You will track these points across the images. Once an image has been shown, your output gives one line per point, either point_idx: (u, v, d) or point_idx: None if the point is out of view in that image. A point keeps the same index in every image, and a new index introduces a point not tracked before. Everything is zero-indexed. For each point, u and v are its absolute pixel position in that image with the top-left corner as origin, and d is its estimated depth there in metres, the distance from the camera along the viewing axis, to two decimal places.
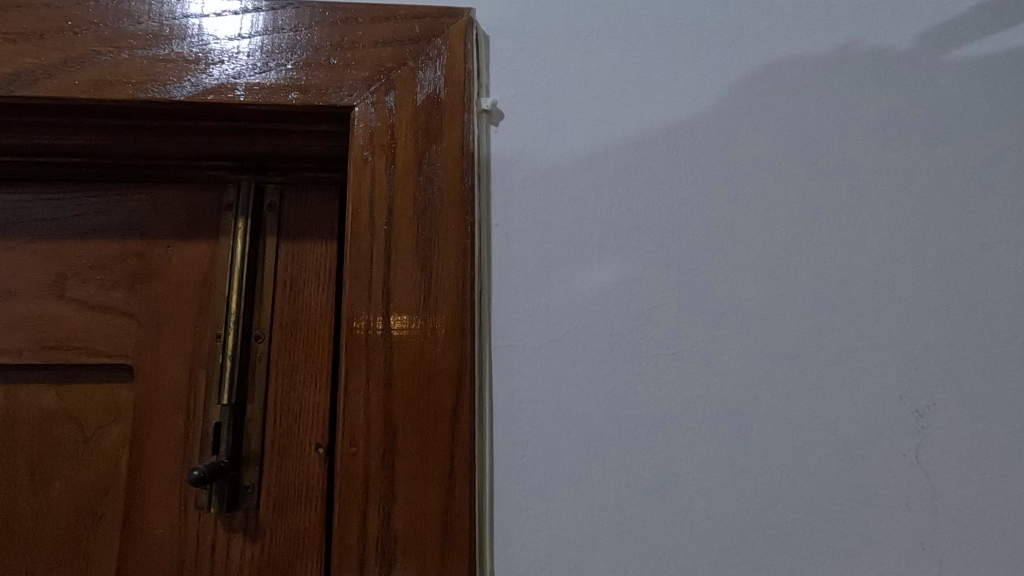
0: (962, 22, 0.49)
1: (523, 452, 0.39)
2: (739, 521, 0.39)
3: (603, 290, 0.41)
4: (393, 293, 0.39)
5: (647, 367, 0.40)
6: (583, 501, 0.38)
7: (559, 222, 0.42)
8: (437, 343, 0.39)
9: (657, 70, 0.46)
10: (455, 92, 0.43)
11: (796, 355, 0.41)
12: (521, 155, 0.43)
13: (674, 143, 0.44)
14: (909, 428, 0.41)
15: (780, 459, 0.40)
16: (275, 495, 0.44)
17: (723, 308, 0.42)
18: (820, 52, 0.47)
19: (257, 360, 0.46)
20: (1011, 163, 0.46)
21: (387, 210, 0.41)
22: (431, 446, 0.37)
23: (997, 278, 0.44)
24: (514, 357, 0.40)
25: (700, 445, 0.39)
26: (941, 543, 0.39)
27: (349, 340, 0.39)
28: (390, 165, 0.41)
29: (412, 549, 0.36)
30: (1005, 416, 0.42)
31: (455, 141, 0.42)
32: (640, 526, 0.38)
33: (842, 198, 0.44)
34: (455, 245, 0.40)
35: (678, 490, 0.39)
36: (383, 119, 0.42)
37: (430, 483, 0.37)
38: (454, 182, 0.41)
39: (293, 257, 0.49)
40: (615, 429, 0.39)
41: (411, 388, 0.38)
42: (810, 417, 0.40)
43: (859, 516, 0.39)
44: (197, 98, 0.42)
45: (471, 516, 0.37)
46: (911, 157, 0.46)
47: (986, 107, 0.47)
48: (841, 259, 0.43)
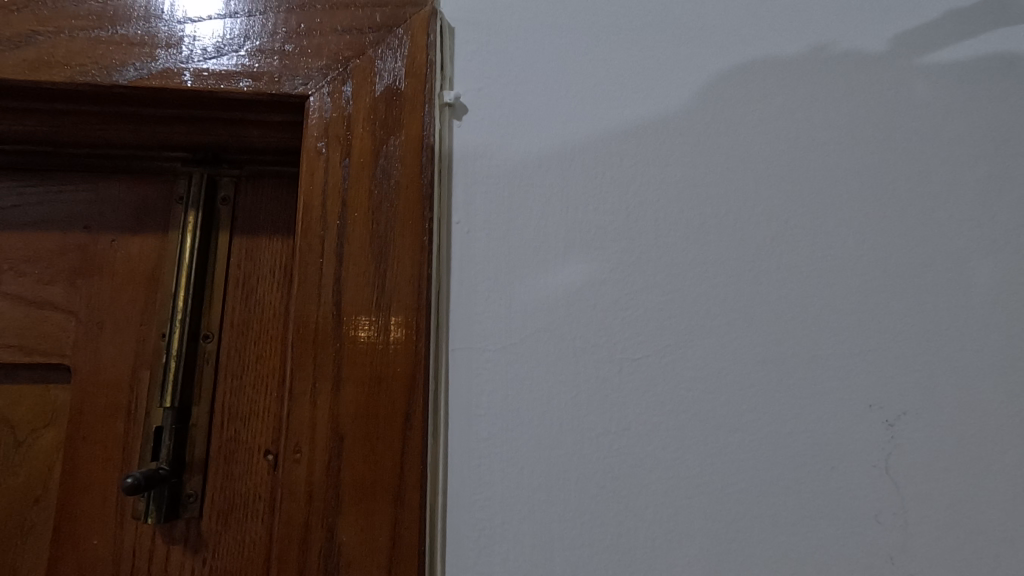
0: (938, 27, 0.48)
1: (480, 461, 0.37)
2: (706, 535, 0.37)
3: (568, 294, 0.40)
4: (344, 293, 0.38)
5: (612, 374, 0.39)
6: (543, 513, 0.37)
7: (523, 222, 0.41)
8: (389, 346, 0.37)
9: (627, 67, 0.44)
10: (416, 83, 0.41)
11: (765, 364, 0.40)
12: (484, 151, 0.42)
13: (643, 143, 0.43)
14: (878, 438, 0.40)
15: (748, 470, 0.39)
16: (222, 501, 0.42)
17: (691, 314, 0.40)
18: (795, 53, 0.46)
19: (205, 361, 0.44)
20: (984, 170, 0.46)
21: (341, 206, 0.39)
22: (380, 454, 0.36)
23: (968, 286, 0.43)
24: (472, 362, 0.38)
25: (666, 457, 0.38)
26: (910, 556, 0.39)
27: (296, 342, 0.37)
28: (345, 158, 0.39)
29: (358, 562, 0.35)
30: (974, 427, 0.41)
31: (415, 134, 0.40)
32: (604, 541, 0.37)
33: (814, 203, 0.43)
34: (412, 243, 0.38)
35: (643, 502, 0.37)
36: (340, 110, 0.40)
37: (378, 493, 0.35)
38: (413, 176, 0.39)
39: (247, 253, 0.47)
40: (577, 438, 0.38)
41: (361, 392, 0.36)
42: (777, 427, 0.39)
43: (827, 530, 0.38)
44: (141, 83, 0.39)
45: (421, 527, 0.36)
46: (885, 162, 0.45)
47: (961, 112, 0.46)
48: (812, 265, 0.42)
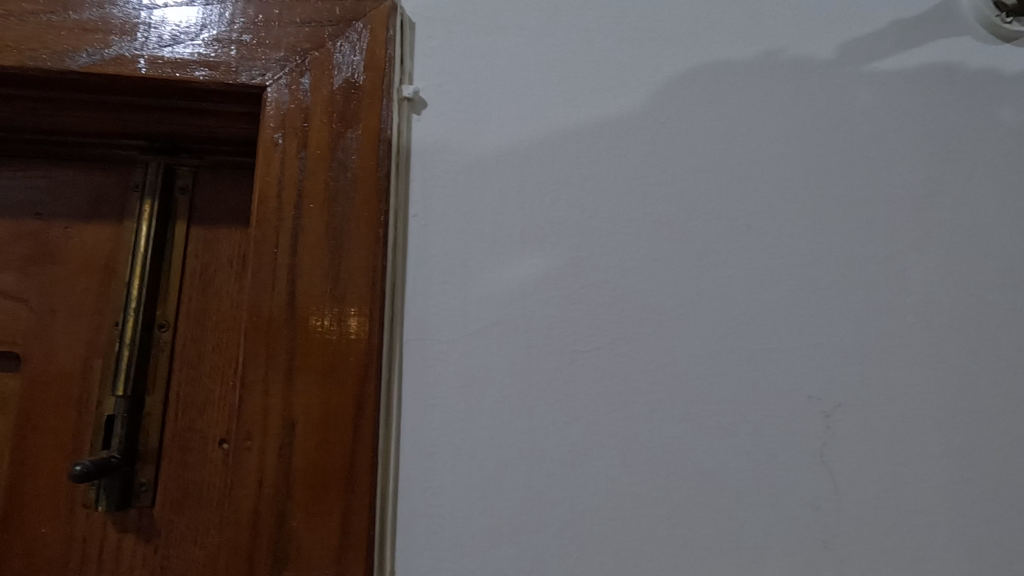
0: (884, 36, 0.50)
1: (432, 450, 0.38)
2: (649, 521, 0.39)
3: (521, 287, 0.41)
4: (299, 283, 0.38)
5: (563, 365, 0.40)
6: (493, 500, 0.38)
7: (479, 216, 0.41)
8: (343, 336, 0.38)
9: (584, 67, 0.45)
10: (374, 77, 0.41)
11: (711, 357, 0.42)
12: (442, 146, 0.42)
13: (599, 141, 0.44)
14: (816, 428, 0.42)
15: (692, 458, 0.40)
16: (176, 490, 0.43)
17: (641, 308, 0.42)
18: (747, 57, 0.48)
19: (161, 350, 0.44)
20: (923, 174, 0.48)
21: (297, 197, 0.39)
22: (332, 442, 0.36)
23: (904, 284, 0.45)
24: (427, 352, 0.39)
25: (613, 446, 0.39)
26: (842, 540, 0.41)
27: (250, 331, 0.37)
28: (301, 150, 0.40)
29: (309, 547, 0.35)
30: (905, 419, 0.43)
31: (372, 127, 0.41)
32: (552, 526, 0.38)
33: (762, 202, 0.45)
34: (367, 235, 0.39)
35: (590, 489, 0.39)
36: (297, 102, 0.40)
37: (329, 479, 0.36)
38: (369, 168, 0.40)
39: (205, 243, 0.47)
40: (527, 427, 0.39)
41: (313, 380, 0.37)
42: (721, 417, 0.41)
43: (764, 515, 0.40)
44: (94, 69, 0.39)
45: (371, 514, 0.36)
46: (830, 164, 0.47)
47: (902, 119, 0.49)
48: (758, 262, 0.44)
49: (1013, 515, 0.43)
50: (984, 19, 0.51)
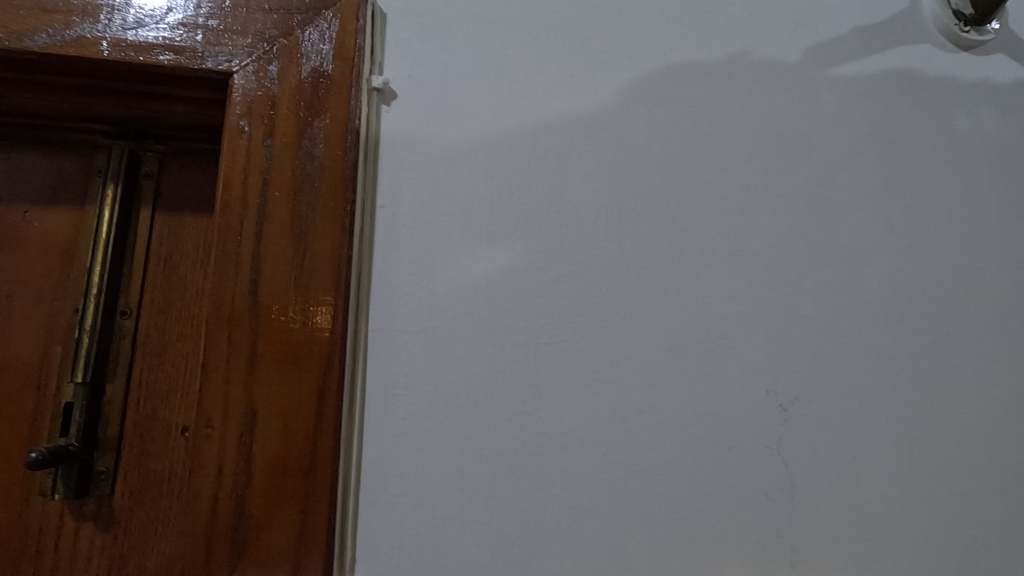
0: (848, 40, 0.51)
1: (395, 439, 0.38)
2: (609, 510, 0.40)
3: (488, 279, 0.41)
4: (262, 272, 0.38)
5: (528, 357, 0.41)
6: (455, 489, 0.38)
7: (447, 208, 0.42)
8: (306, 326, 0.38)
9: (555, 63, 0.46)
10: (343, 67, 0.41)
11: (673, 351, 0.43)
12: (412, 137, 0.42)
13: (568, 138, 0.45)
14: (773, 421, 0.43)
15: (653, 449, 0.41)
16: (136, 479, 0.42)
17: (606, 302, 0.42)
18: (715, 58, 0.49)
19: (122, 338, 0.44)
20: (882, 176, 0.49)
21: (262, 186, 0.39)
22: (293, 430, 0.36)
23: (861, 283, 0.47)
24: (392, 342, 0.39)
25: (575, 437, 0.40)
26: (795, 529, 0.42)
27: (211, 319, 0.37)
28: (268, 138, 0.39)
29: (267, 535, 0.35)
30: (859, 413, 0.45)
31: (340, 117, 0.41)
32: (513, 515, 0.39)
33: (726, 200, 0.46)
34: (333, 224, 0.39)
35: (552, 479, 0.39)
36: (264, 90, 0.40)
37: (290, 468, 0.36)
38: (336, 158, 0.40)
39: (170, 230, 0.46)
40: (491, 417, 0.39)
41: (275, 368, 0.37)
42: (681, 410, 0.42)
43: (721, 505, 0.41)
44: (54, 50, 0.38)
45: (332, 502, 0.36)
46: (792, 164, 0.48)
47: (863, 122, 0.50)
48: (721, 259, 0.45)
49: (958, 507, 0.44)
50: (944, 28, 0.53)
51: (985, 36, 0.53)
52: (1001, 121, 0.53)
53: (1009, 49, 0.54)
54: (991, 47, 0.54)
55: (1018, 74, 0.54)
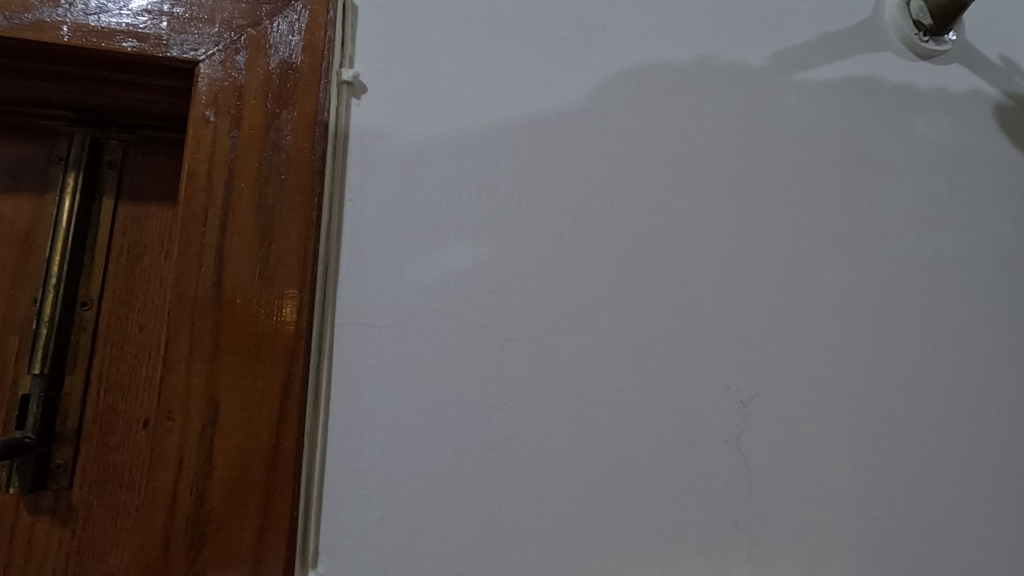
0: (813, 46, 0.53)
1: (360, 433, 0.38)
2: (572, 503, 0.40)
3: (456, 274, 0.42)
4: (227, 263, 0.38)
5: (494, 352, 0.41)
6: (419, 482, 0.38)
7: (416, 202, 0.42)
8: (271, 318, 0.38)
9: (527, 60, 0.46)
10: (312, 59, 0.41)
11: (638, 347, 0.43)
12: (382, 131, 0.42)
13: (538, 135, 0.45)
14: (733, 417, 0.44)
15: (616, 444, 0.42)
16: (95, 473, 0.41)
17: (573, 298, 0.43)
18: (684, 60, 0.50)
19: (82, 329, 0.43)
20: (842, 180, 0.51)
21: (227, 177, 0.39)
22: (256, 422, 0.36)
23: (821, 282, 0.48)
24: (358, 336, 0.39)
25: (540, 431, 0.41)
26: (753, 522, 0.43)
27: (173, 310, 0.37)
28: (234, 128, 0.39)
29: (228, 528, 0.35)
30: (816, 409, 0.46)
31: (309, 109, 0.41)
32: (476, 508, 0.39)
33: (691, 200, 0.47)
34: (299, 217, 0.39)
35: (515, 472, 0.40)
36: (230, 80, 0.40)
37: (252, 461, 0.36)
38: (304, 151, 0.40)
39: (134, 221, 0.45)
40: (456, 411, 0.40)
41: (239, 360, 0.37)
42: (644, 405, 0.43)
43: (681, 498, 0.42)
44: (11, 33, 0.37)
45: (294, 495, 0.36)
46: (757, 166, 0.49)
47: (826, 126, 0.51)
48: (685, 257, 0.46)
49: (909, 500, 0.46)
50: (904, 37, 0.55)
51: (942, 46, 0.55)
52: (957, 129, 0.54)
53: (966, 60, 0.56)
54: (949, 57, 0.56)
55: (974, 84, 0.56)
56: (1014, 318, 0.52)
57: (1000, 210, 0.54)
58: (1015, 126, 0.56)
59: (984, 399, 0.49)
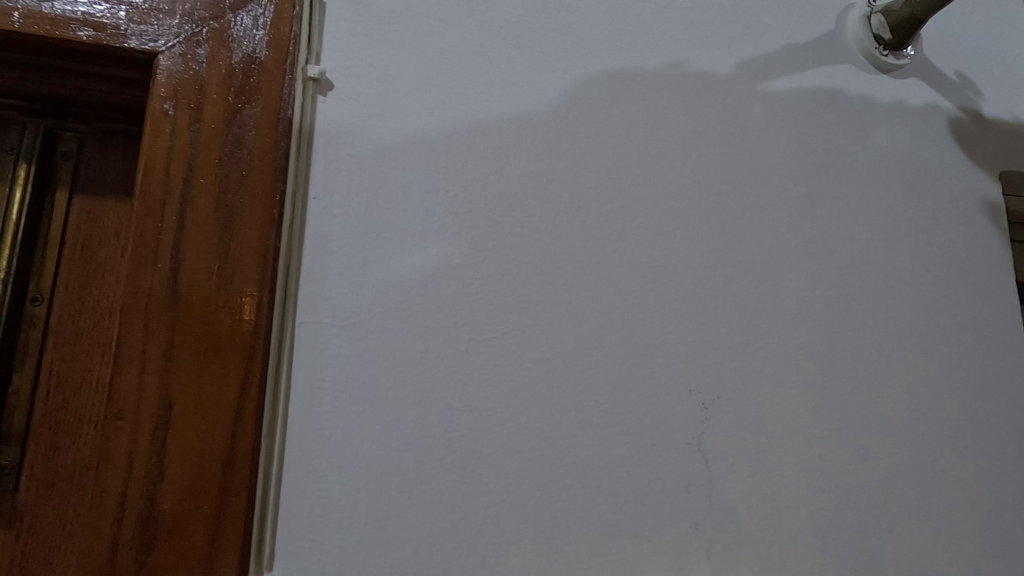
0: (777, 56, 0.54)
1: (320, 433, 0.38)
2: (534, 504, 0.40)
3: (422, 274, 0.41)
4: (184, 260, 0.37)
5: (459, 353, 0.41)
6: (379, 483, 0.38)
7: (383, 201, 0.42)
8: (229, 316, 0.37)
9: (496, 62, 0.46)
10: (277, 55, 0.41)
11: (602, 349, 0.44)
12: (349, 129, 0.42)
13: (506, 137, 0.45)
14: (695, 419, 0.45)
15: (579, 445, 0.42)
16: (43, 474, 0.40)
17: (539, 300, 0.43)
18: (653, 66, 0.50)
19: (32, 325, 0.42)
20: (804, 187, 0.52)
21: (186, 171, 0.38)
22: (211, 422, 0.36)
23: (782, 288, 0.49)
24: (319, 335, 0.39)
25: (504, 432, 0.41)
26: (712, 523, 0.43)
27: (126, 306, 0.36)
28: (194, 122, 0.38)
29: (179, 530, 0.34)
30: (776, 412, 0.47)
31: (272, 105, 0.40)
32: (437, 509, 0.39)
33: (657, 205, 0.48)
34: (261, 214, 0.39)
35: (477, 473, 0.40)
36: (191, 73, 0.39)
37: (206, 462, 0.35)
38: (267, 147, 0.40)
39: (89, 215, 0.44)
40: (419, 412, 0.40)
41: (195, 359, 0.36)
42: (607, 407, 0.43)
43: (642, 499, 0.42)
44: None
45: (250, 497, 0.36)
46: (721, 172, 0.50)
47: (789, 135, 0.53)
48: (651, 261, 0.46)
49: (864, 501, 0.47)
50: (865, 50, 0.57)
51: (901, 60, 0.57)
52: (914, 140, 0.56)
53: (923, 74, 0.58)
54: (907, 71, 0.58)
55: (930, 97, 0.58)
56: (965, 324, 0.54)
57: (953, 220, 0.56)
58: (969, 139, 0.58)
59: (936, 403, 0.51)
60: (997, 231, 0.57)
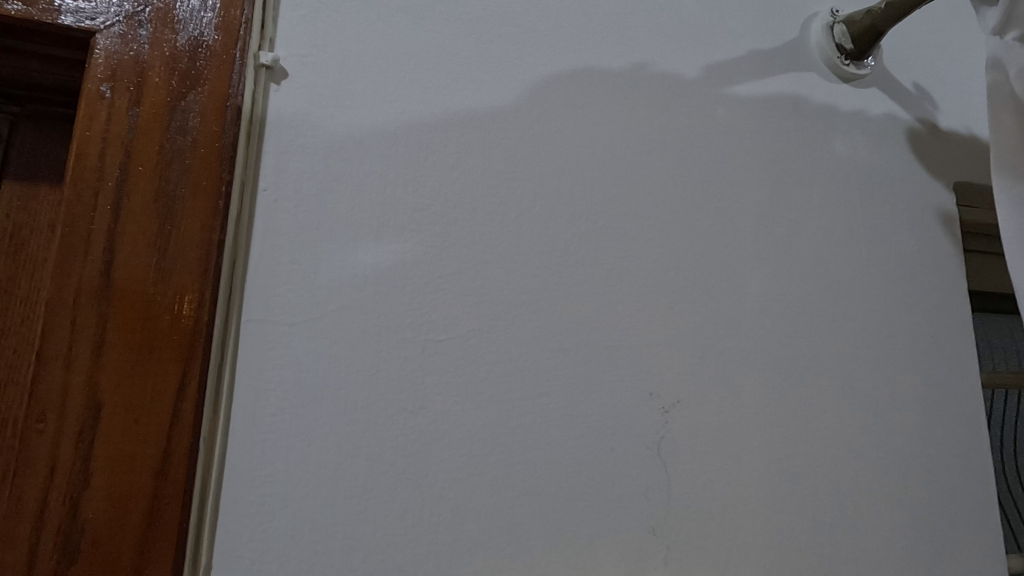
0: (742, 62, 0.54)
1: (265, 437, 0.36)
2: (489, 510, 0.39)
3: (377, 272, 0.40)
4: (118, 251, 0.35)
5: (414, 354, 0.40)
6: (327, 489, 0.36)
7: (337, 195, 0.40)
8: (167, 312, 0.35)
9: (459, 56, 0.45)
10: (227, 39, 0.39)
11: (562, 351, 0.43)
12: (303, 119, 0.40)
13: (467, 133, 0.44)
14: (655, 423, 0.44)
15: (537, 449, 0.41)
16: None
17: (498, 300, 0.42)
18: (618, 66, 0.50)
19: None
20: (766, 192, 0.52)
21: (123, 158, 0.36)
22: (144, 424, 0.34)
23: (743, 291, 0.49)
24: (266, 334, 0.37)
25: (459, 436, 0.39)
26: (670, 528, 0.43)
27: (51, 299, 0.33)
28: (133, 106, 0.36)
29: (105, 540, 0.32)
30: (735, 416, 0.46)
31: (220, 91, 0.38)
32: (387, 516, 0.37)
33: (621, 207, 0.47)
34: (204, 205, 0.37)
35: (431, 478, 0.38)
36: (131, 54, 0.37)
37: (137, 466, 0.33)
38: (212, 135, 0.38)
39: (21, 203, 0.41)
40: (371, 414, 0.38)
41: (128, 357, 0.34)
42: (566, 411, 0.42)
43: (600, 504, 0.42)
44: None
45: (185, 504, 0.34)
46: (685, 175, 0.50)
47: (752, 140, 0.53)
48: (613, 263, 0.46)
49: (821, 506, 0.47)
50: (828, 59, 0.57)
51: (862, 70, 0.58)
52: (874, 150, 0.57)
53: (883, 85, 0.59)
54: (868, 81, 0.59)
55: (889, 107, 0.59)
56: (920, 331, 0.54)
57: (910, 228, 0.57)
58: (926, 150, 0.59)
59: (892, 409, 0.52)
60: (951, 241, 0.58)
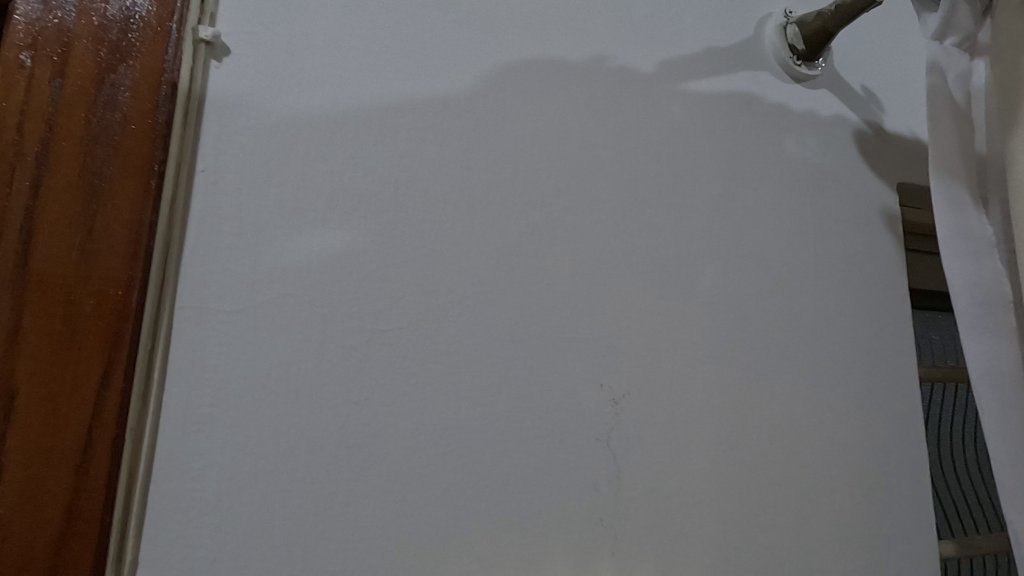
0: (698, 58, 0.55)
1: (198, 429, 0.34)
2: (434, 502, 0.39)
3: (322, 259, 0.39)
4: (36, 228, 0.32)
5: (359, 344, 0.38)
6: (265, 483, 0.35)
7: (281, 179, 0.39)
8: (91, 296, 0.32)
9: (413, 41, 0.44)
10: (162, 11, 0.37)
11: (513, 341, 0.43)
12: (245, 99, 0.39)
13: (419, 119, 0.43)
14: (606, 414, 0.44)
15: (485, 441, 0.41)
16: None
17: (448, 290, 0.41)
18: (575, 58, 0.50)
19: None
20: (719, 188, 0.53)
21: (43, 130, 0.33)
22: (63, 416, 0.31)
23: (694, 285, 0.50)
24: (201, 321, 0.35)
25: (406, 428, 0.39)
26: (618, 519, 0.43)
27: None
28: (56, 76, 0.34)
29: (16, 541, 0.29)
30: (684, 407, 0.47)
31: (154, 64, 0.36)
32: (328, 510, 0.36)
33: (575, 198, 0.47)
34: (134, 182, 0.34)
35: (375, 471, 0.37)
36: (55, 23, 0.34)
37: (54, 460, 0.31)
38: (145, 109, 0.35)
39: None
40: (313, 405, 0.37)
41: (45, 344, 0.31)
42: (516, 402, 0.42)
43: (549, 496, 0.41)
44: None
45: (108, 500, 0.31)
46: (640, 168, 0.50)
47: (706, 135, 0.53)
48: (566, 255, 0.46)
49: (764, 495, 0.48)
50: (780, 59, 0.58)
51: (813, 71, 0.59)
52: (823, 149, 0.59)
53: (833, 87, 0.61)
54: (819, 82, 0.60)
55: (839, 108, 0.61)
56: (862, 326, 0.56)
57: (854, 226, 0.59)
58: (872, 151, 0.61)
59: (834, 401, 0.53)
60: (893, 239, 0.60)
